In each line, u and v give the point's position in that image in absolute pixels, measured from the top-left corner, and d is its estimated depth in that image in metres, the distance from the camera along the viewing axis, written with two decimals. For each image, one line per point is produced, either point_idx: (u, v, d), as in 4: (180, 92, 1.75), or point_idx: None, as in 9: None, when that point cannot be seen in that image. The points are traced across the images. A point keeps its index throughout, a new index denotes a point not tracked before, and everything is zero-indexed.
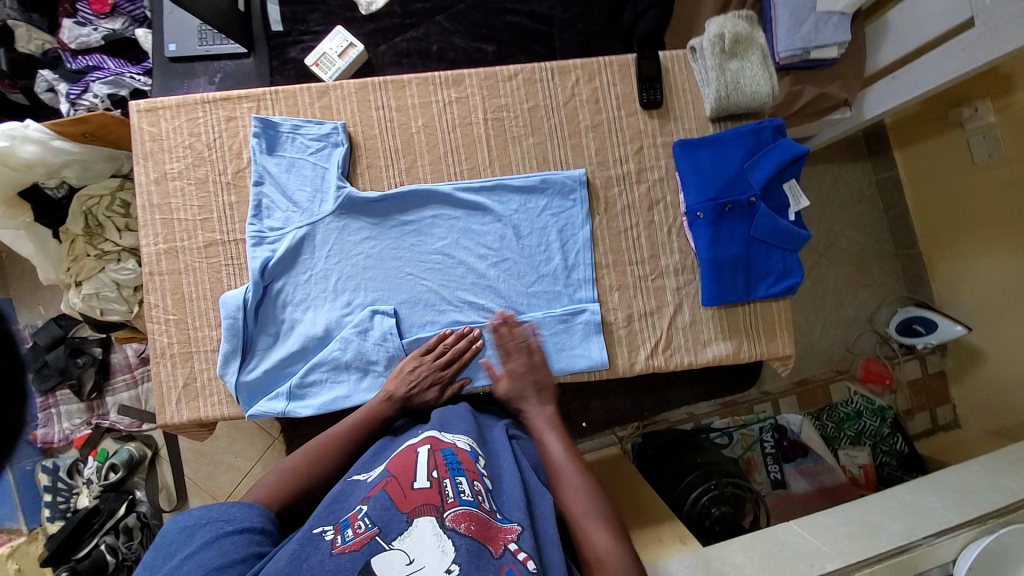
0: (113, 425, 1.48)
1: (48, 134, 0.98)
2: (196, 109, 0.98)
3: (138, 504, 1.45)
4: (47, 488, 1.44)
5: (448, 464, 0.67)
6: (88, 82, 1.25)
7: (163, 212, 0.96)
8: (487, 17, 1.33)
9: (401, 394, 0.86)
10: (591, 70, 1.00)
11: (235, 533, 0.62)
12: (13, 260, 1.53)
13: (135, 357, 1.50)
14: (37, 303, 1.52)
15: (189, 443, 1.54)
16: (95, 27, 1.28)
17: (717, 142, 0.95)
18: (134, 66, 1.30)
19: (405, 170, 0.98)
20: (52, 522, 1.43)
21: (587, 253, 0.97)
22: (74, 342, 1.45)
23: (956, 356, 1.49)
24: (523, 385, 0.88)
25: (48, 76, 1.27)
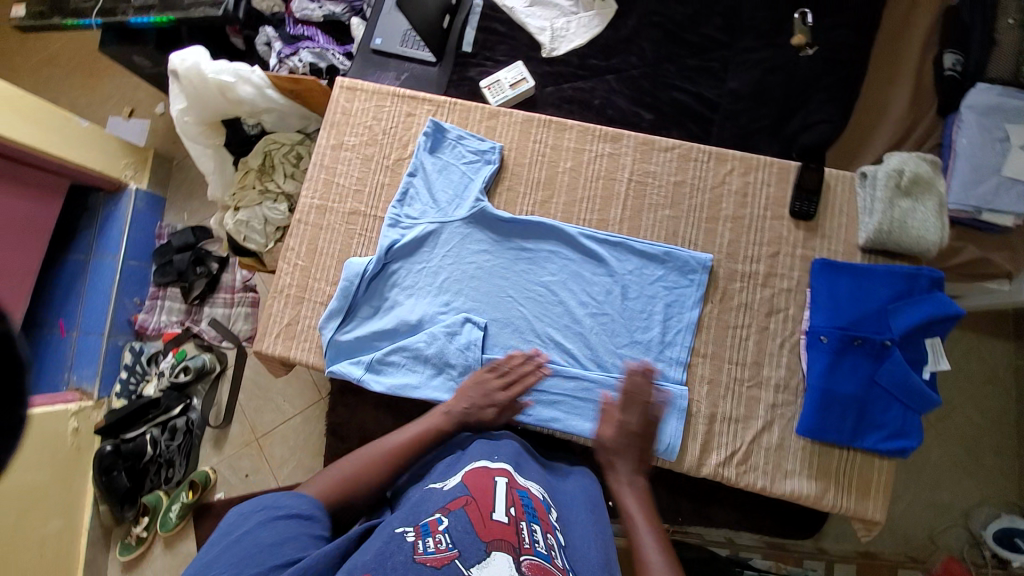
0: (200, 333, 1.64)
1: (265, 83, 1.17)
2: (385, 99, 1.12)
3: (190, 410, 1.60)
4: (126, 365, 1.62)
5: (525, 507, 0.68)
6: (298, 48, 1.48)
7: (327, 173, 1.09)
8: (654, 88, 1.40)
9: (462, 408, 0.87)
10: (748, 164, 1.00)
11: (286, 517, 0.68)
12: (184, 167, 1.79)
13: (240, 282, 1.68)
14: (184, 209, 1.75)
15: (254, 371, 1.67)
16: (320, 5, 1.51)
17: (865, 274, 0.89)
18: (337, 46, 1.53)
19: (539, 203, 1.04)
20: (118, 398, 1.60)
21: (687, 336, 0.94)
22: (199, 253, 1.64)
23: None
24: (631, 442, 0.85)
25: (270, 33, 1.51)
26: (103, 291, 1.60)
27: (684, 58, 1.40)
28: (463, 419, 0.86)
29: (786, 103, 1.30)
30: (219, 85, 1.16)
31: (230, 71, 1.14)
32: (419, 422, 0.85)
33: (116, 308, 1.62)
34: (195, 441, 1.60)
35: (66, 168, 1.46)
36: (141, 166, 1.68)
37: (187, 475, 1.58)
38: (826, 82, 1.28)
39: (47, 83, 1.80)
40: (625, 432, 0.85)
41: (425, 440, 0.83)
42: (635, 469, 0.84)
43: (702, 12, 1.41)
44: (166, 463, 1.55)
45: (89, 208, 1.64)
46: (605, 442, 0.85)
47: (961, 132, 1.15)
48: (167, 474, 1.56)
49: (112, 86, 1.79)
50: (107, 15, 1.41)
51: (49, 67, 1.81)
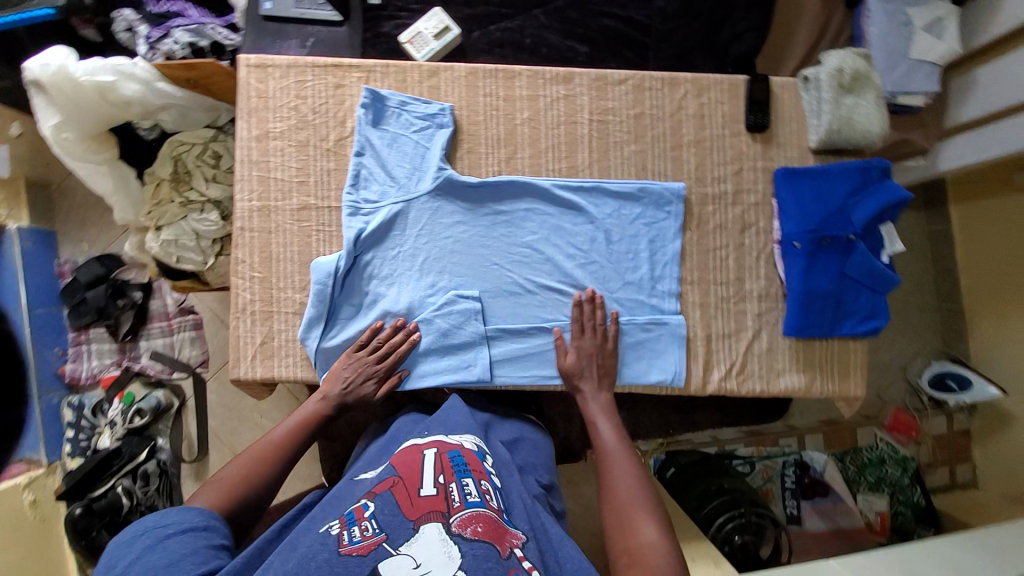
0: (143, 369, 1.49)
1: (153, 74, 0.99)
2: (305, 72, 0.98)
3: (160, 451, 1.46)
4: (70, 424, 1.45)
5: (453, 469, 0.71)
6: (170, 27, 1.24)
7: (260, 169, 0.96)
8: (584, 17, 1.33)
9: (334, 393, 0.88)
10: (700, 85, 1.00)
11: (180, 533, 0.67)
12: (68, 191, 1.52)
13: (173, 306, 1.52)
14: (81, 239, 1.52)
15: (218, 396, 1.54)
16: None
17: (823, 175, 0.95)
18: (216, 19, 1.30)
19: (505, 161, 0.98)
20: (73, 458, 1.44)
21: (674, 267, 0.97)
22: (116, 284, 1.45)
23: (985, 419, 1.47)
24: (589, 362, 0.93)
25: (128, 17, 1.24)
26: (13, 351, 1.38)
27: None
28: (343, 399, 0.89)
29: (714, 14, 1.29)
30: (97, 89, 0.98)
31: (108, 68, 0.96)
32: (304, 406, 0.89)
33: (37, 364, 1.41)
34: (173, 480, 1.47)
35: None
36: (15, 202, 1.43)
37: None
38: None
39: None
40: (587, 356, 0.93)
41: (303, 425, 0.87)
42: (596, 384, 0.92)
43: None
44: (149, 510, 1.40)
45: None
46: (574, 361, 0.92)
47: (871, 22, 1.21)
48: None
49: None
50: None
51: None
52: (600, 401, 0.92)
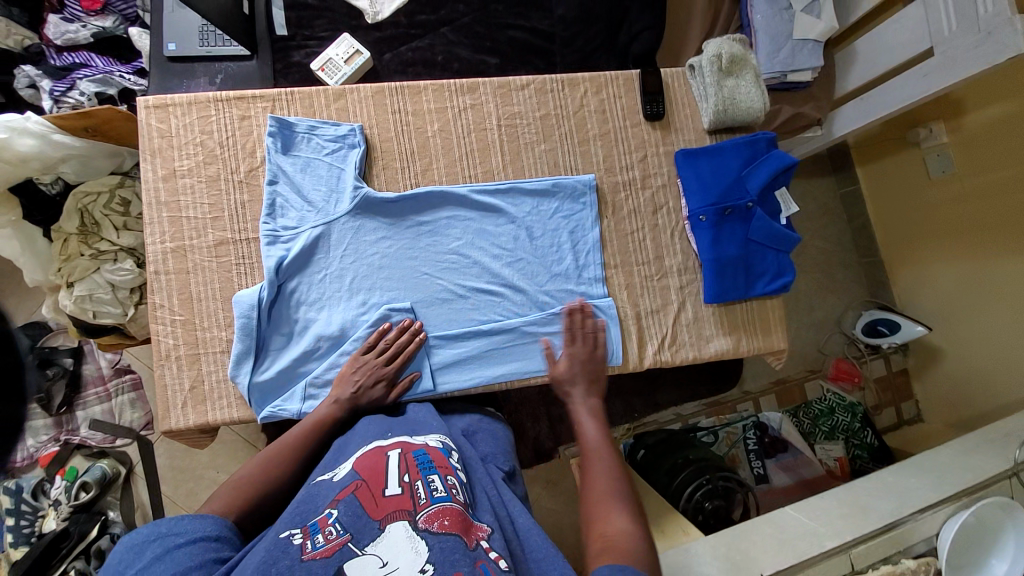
0: (84, 441, 1.42)
1: (49, 127, 0.93)
2: (208, 107, 0.97)
3: (112, 525, 1.38)
4: (8, 512, 1.34)
5: (419, 467, 0.70)
6: (75, 80, 1.32)
7: (171, 211, 0.94)
8: (490, 31, 1.39)
9: (348, 394, 0.86)
10: (597, 82, 1.06)
11: (190, 543, 0.63)
12: None
13: (108, 368, 1.47)
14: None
15: (167, 458, 1.48)
16: (83, 24, 1.37)
17: (716, 152, 1.02)
18: (123, 65, 1.39)
19: (421, 173, 1.00)
20: (15, 548, 1.32)
21: (597, 254, 1.01)
22: (43, 353, 1.40)
23: (918, 355, 1.59)
24: (575, 374, 0.91)
25: (30, 72, 1.33)
26: None
27: None
28: (352, 403, 0.86)
29: (611, 17, 1.37)
30: None
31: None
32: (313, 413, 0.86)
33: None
34: None
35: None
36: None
37: None
38: None
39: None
40: (571, 366, 0.92)
41: (318, 429, 0.84)
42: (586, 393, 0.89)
43: None
44: None
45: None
46: (558, 371, 0.92)
47: (755, 11, 1.31)
48: None
49: None
50: None
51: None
52: (587, 403, 0.88)
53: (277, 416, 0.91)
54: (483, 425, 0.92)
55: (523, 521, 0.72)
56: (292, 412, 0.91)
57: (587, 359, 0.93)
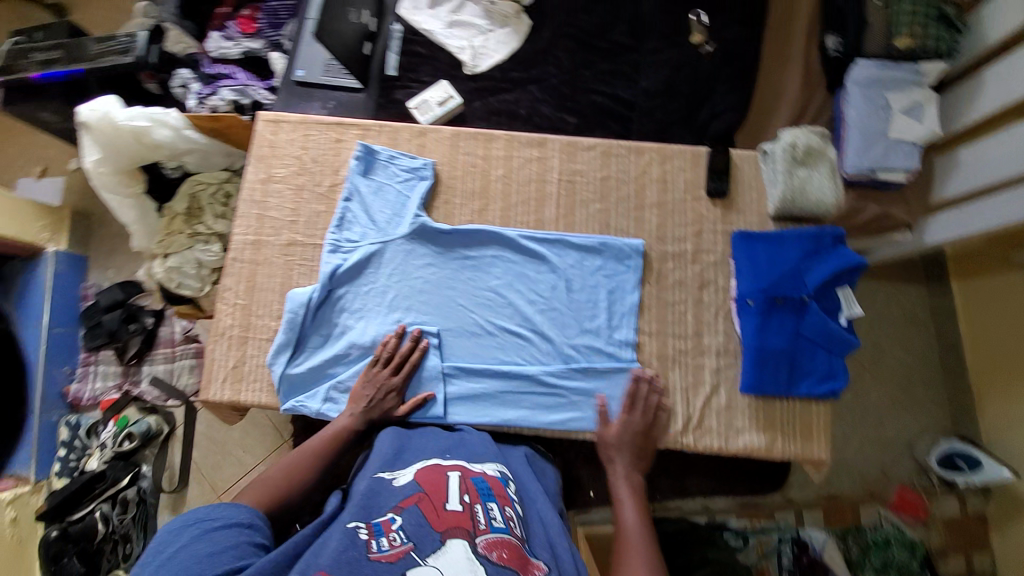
0: (141, 395, 1.69)
1: (183, 123, 1.12)
2: (311, 128, 1.12)
3: (141, 478, 1.62)
4: (64, 443, 1.65)
5: (479, 491, 0.77)
6: (218, 87, 1.67)
7: (259, 209, 1.08)
8: (575, 93, 1.48)
9: (362, 406, 0.93)
10: (663, 153, 1.07)
11: (224, 527, 0.73)
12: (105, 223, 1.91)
13: (179, 335, 1.77)
14: (107, 267, 1.84)
15: (207, 428, 1.73)
16: (236, 43, 1.72)
17: (776, 238, 0.99)
18: (258, 81, 1.69)
19: (477, 212, 1.06)
20: (58, 477, 1.63)
21: (632, 319, 1.00)
22: (131, 309, 1.71)
23: (1000, 501, 1.35)
24: (626, 443, 0.93)
25: (186, 76, 1.69)
26: (31, 367, 1.65)
27: (599, 64, 1.49)
28: (366, 417, 0.92)
29: (693, 95, 1.43)
30: (134, 132, 1.11)
31: (145, 116, 1.10)
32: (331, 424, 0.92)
33: (45, 382, 1.67)
34: (150, 509, 1.62)
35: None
36: (58, 230, 1.78)
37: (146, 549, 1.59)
38: (727, 73, 1.45)
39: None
40: (624, 433, 0.93)
41: (335, 442, 0.90)
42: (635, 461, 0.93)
43: (609, 21, 1.52)
44: (120, 539, 1.54)
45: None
46: (609, 435, 0.93)
47: (850, 105, 1.33)
48: (121, 552, 1.55)
49: (9, 142, 1.93)
50: (4, 71, 1.58)
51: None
52: (631, 476, 0.91)
53: (300, 410, 0.97)
54: (532, 461, 0.95)
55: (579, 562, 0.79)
56: (314, 409, 0.97)
57: (637, 432, 0.93)
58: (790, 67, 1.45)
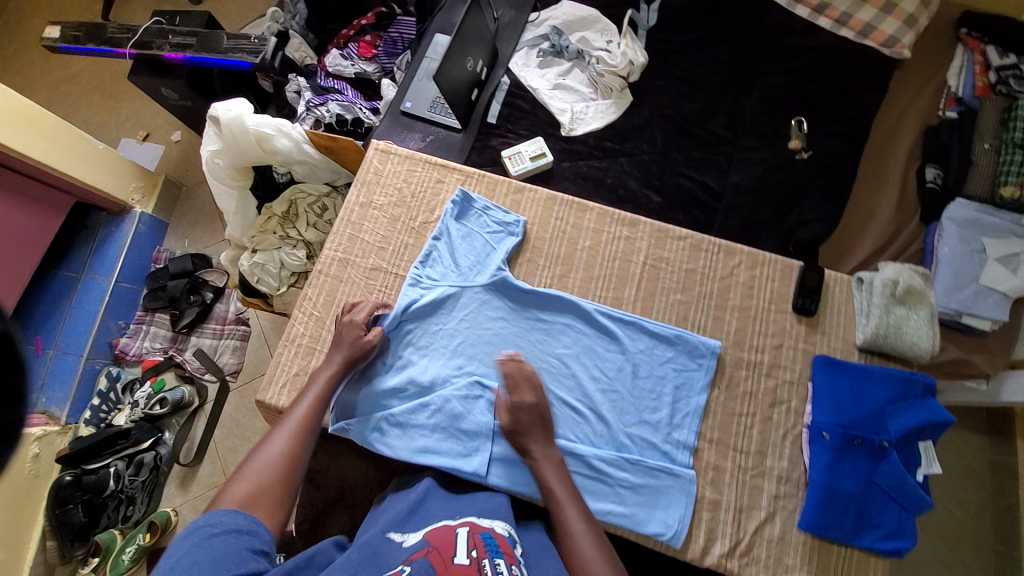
0: (183, 363, 1.78)
1: (303, 138, 1.20)
2: (417, 165, 1.18)
3: (160, 444, 1.70)
4: (99, 392, 1.73)
5: (487, 546, 0.74)
6: (327, 99, 1.76)
7: (353, 229, 1.12)
8: (664, 173, 1.49)
9: (340, 358, 0.98)
10: (755, 259, 1.07)
11: (225, 533, 0.74)
12: (190, 196, 2.04)
13: (233, 314, 1.87)
14: (184, 236, 1.99)
15: (234, 412, 1.78)
16: (353, 64, 1.84)
17: (861, 374, 0.96)
18: (364, 101, 1.80)
19: (558, 277, 1.08)
20: (86, 425, 1.69)
21: (694, 421, 0.97)
22: (196, 282, 1.83)
23: None
24: (533, 426, 0.92)
25: (301, 84, 1.81)
26: (91, 312, 1.76)
27: (691, 150, 1.51)
28: (345, 365, 0.97)
29: (784, 199, 1.42)
30: (258, 137, 1.18)
31: (273, 125, 1.17)
32: (306, 396, 0.94)
33: (100, 329, 1.77)
34: (160, 477, 1.68)
35: (66, 183, 1.66)
36: (148, 192, 1.93)
37: (145, 515, 1.65)
38: (819, 184, 1.44)
39: (107, 135, 2.09)
40: (528, 410, 0.92)
41: (310, 414, 0.92)
42: (547, 444, 0.91)
43: (709, 111, 1.54)
44: (125, 499, 1.61)
45: (87, 227, 1.85)
46: (516, 422, 0.92)
47: (943, 242, 1.33)
48: (123, 510, 1.62)
49: (129, 109, 2.12)
50: (143, 48, 1.71)
51: (96, 115, 2.11)
52: (551, 456, 0.90)
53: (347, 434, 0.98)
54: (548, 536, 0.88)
55: None
56: (363, 436, 0.97)
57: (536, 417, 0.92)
58: (886, 192, 1.44)
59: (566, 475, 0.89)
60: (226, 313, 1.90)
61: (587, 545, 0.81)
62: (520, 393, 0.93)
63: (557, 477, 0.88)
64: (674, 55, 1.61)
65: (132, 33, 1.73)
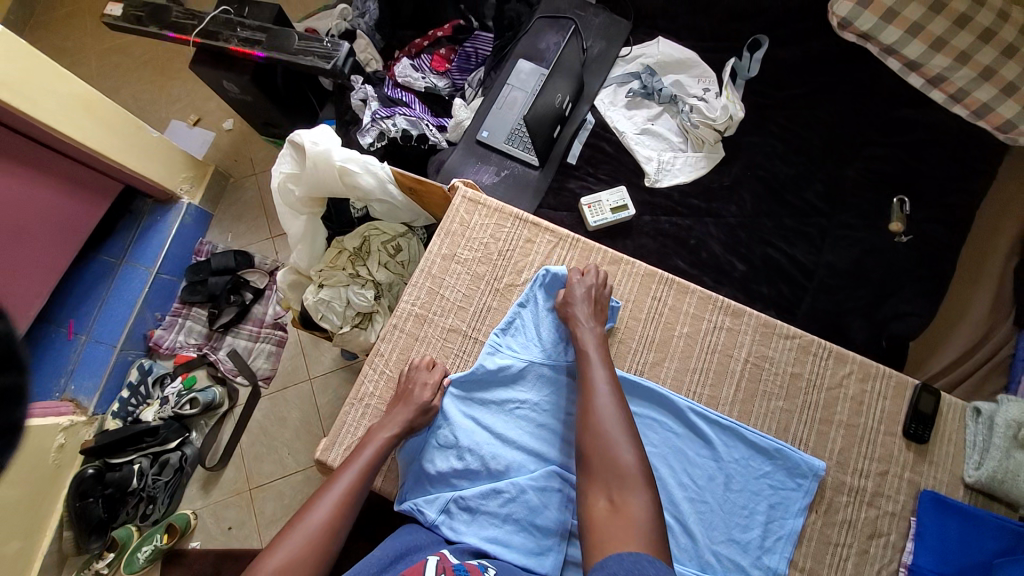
0: (216, 362, 1.66)
1: (389, 177, 1.15)
2: (506, 219, 1.10)
3: (187, 444, 1.59)
4: (130, 384, 1.62)
5: (454, 571, 0.74)
6: (394, 113, 1.58)
7: (433, 283, 1.06)
8: (751, 241, 1.39)
9: (403, 420, 0.93)
10: (866, 370, 0.99)
11: None
12: (237, 188, 1.90)
13: (270, 319, 1.73)
14: (228, 231, 1.84)
15: (263, 419, 1.65)
16: (423, 76, 1.67)
17: (972, 519, 0.90)
18: (431, 117, 1.63)
19: (650, 364, 1.00)
20: (113, 417, 1.58)
21: (787, 546, 0.90)
22: (238, 281, 1.71)
23: None
24: (582, 301, 0.98)
25: (368, 92, 1.62)
26: (128, 301, 1.63)
27: (782, 218, 1.40)
28: (405, 430, 0.93)
29: (880, 286, 1.32)
30: (341, 171, 1.12)
31: (360, 163, 1.12)
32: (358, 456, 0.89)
33: (135, 321, 1.64)
34: (183, 479, 1.58)
35: (118, 171, 1.51)
36: (197, 181, 1.79)
37: (165, 515, 1.54)
38: (918, 273, 1.32)
39: (158, 115, 1.99)
40: (584, 296, 0.99)
41: (357, 484, 0.86)
42: (590, 320, 0.98)
43: (804, 176, 1.43)
44: (147, 498, 1.51)
45: (130, 212, 1.70)
46: (572, 301, 0.99)
47: None
48: (143, 510, 1.52)
49: (180, 88, 2.02)
50: (210, 37, 1.58)
51: (146, 91, 2.02)
52: (595, 336, 0.96)
53: (414, 512, 0.91)
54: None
55: (597, 510, 0.77)
56: (430, 518, 0.90)
57: (594, 306, 0.99)
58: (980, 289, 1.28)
59: (602, 350, 0.94)
60: (263, 316, 1.76)
61: (608, 416, 0.85)
62: (579, 278, 1.01)
63: (595, 344, 0.95)
64: (773, 110, 1.49)
65: (198, 20, 1.61)
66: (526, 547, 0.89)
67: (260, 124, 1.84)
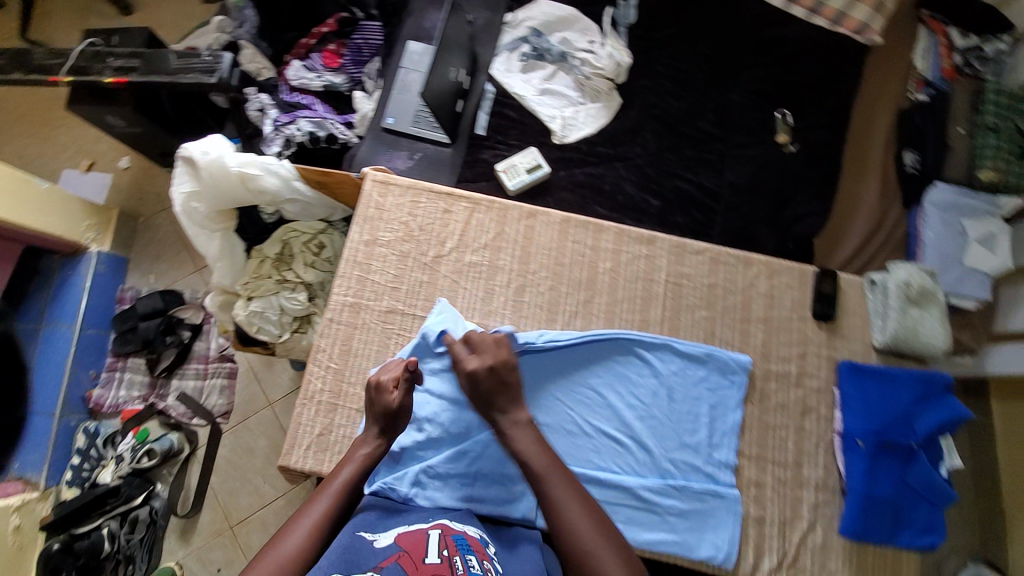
0: (167, 409, 1.58)
1: (293, 174, 1.14)
2: (420, 195, 1.11)
3: (154, 497, 1.51)
4: (79, 449, 1.53)
5: (458, 545, 0.74)
6: (296, 117, 1.55)
7: (361, 270, 1.06)
8: (660, 177, 1.47)
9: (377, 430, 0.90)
10: (770, 268, 1.08)
11: None
12: (151, 228, 1.77)
13: (214, 352, 1.66)
14: (149, 271, 1.73)
15: (228, 452, 1.59)
16: (317, 75, 1.63)
17: (888, 379, 1.01)
18: (336, 115, 1.59)
19: (582, 302, 1.05)
20: (69, 486, 1.50)
21: (732, 438, 0.98)
22: (171, 321, 1.62)
23: None
24: (494, 392, 0.87)
25: (264, 100, 1.58)
26: (57, 363, 1.53)
27: (684, 150, 1.49)
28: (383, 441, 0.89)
29: (780, 195, 1.42)
30: (242, 177, 1.11)
31: (259, 165, 1.10)
32: (337, 476, 0.85)
33: (70, 383, 1.55)
34: (158, 532, 1.51)
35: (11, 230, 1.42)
36: (104, 227, 1.68)
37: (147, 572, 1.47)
38: (810, 177, 1.44)
39: (43, 167, 1.84)
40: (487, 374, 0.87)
41: (341, 501, 0.82)
42: (511, 411, 0.87)
43: (697, 108, 1.52)
44: (124, 559, 1.44)
45: (40, 273, 1.58)
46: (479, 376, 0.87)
47: (926, 225, 1.32)
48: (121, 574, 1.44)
49: (63, 135, 1.87)
50: (79, 73, 1.48)
51: (31, 143, 1.86)
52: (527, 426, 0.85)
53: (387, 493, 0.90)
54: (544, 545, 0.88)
55: None
56: (403, 495, 0.90)
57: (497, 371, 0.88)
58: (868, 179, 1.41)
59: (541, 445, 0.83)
60: (208, 352, 1.67)
61: (579, 522, 0.76)
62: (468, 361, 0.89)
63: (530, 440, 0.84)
64: (657, 51, 1.56)
65: (63, 57, 1.50)
66: (500, 496, 0.93)
67: (159, 155, 1.76)
